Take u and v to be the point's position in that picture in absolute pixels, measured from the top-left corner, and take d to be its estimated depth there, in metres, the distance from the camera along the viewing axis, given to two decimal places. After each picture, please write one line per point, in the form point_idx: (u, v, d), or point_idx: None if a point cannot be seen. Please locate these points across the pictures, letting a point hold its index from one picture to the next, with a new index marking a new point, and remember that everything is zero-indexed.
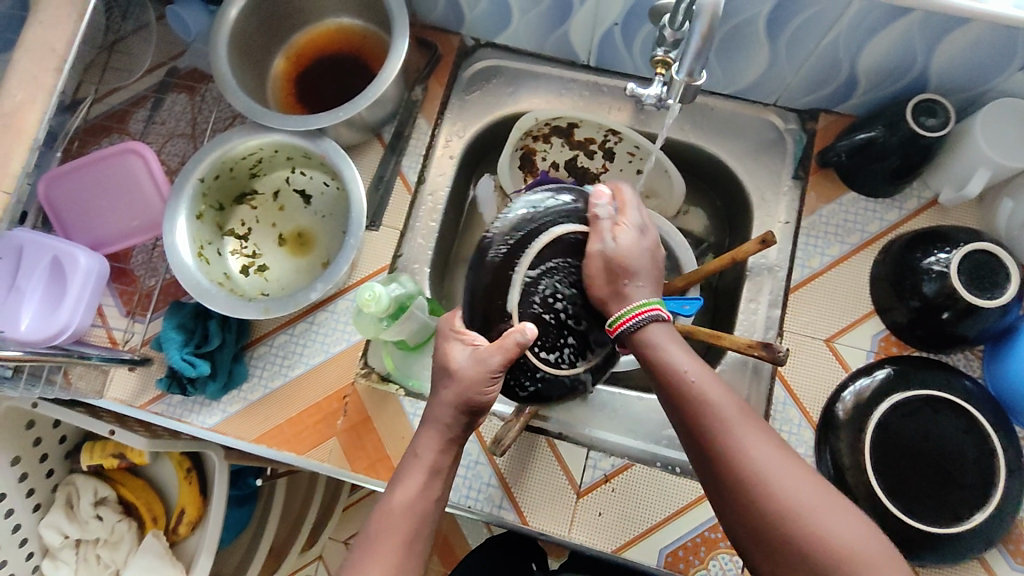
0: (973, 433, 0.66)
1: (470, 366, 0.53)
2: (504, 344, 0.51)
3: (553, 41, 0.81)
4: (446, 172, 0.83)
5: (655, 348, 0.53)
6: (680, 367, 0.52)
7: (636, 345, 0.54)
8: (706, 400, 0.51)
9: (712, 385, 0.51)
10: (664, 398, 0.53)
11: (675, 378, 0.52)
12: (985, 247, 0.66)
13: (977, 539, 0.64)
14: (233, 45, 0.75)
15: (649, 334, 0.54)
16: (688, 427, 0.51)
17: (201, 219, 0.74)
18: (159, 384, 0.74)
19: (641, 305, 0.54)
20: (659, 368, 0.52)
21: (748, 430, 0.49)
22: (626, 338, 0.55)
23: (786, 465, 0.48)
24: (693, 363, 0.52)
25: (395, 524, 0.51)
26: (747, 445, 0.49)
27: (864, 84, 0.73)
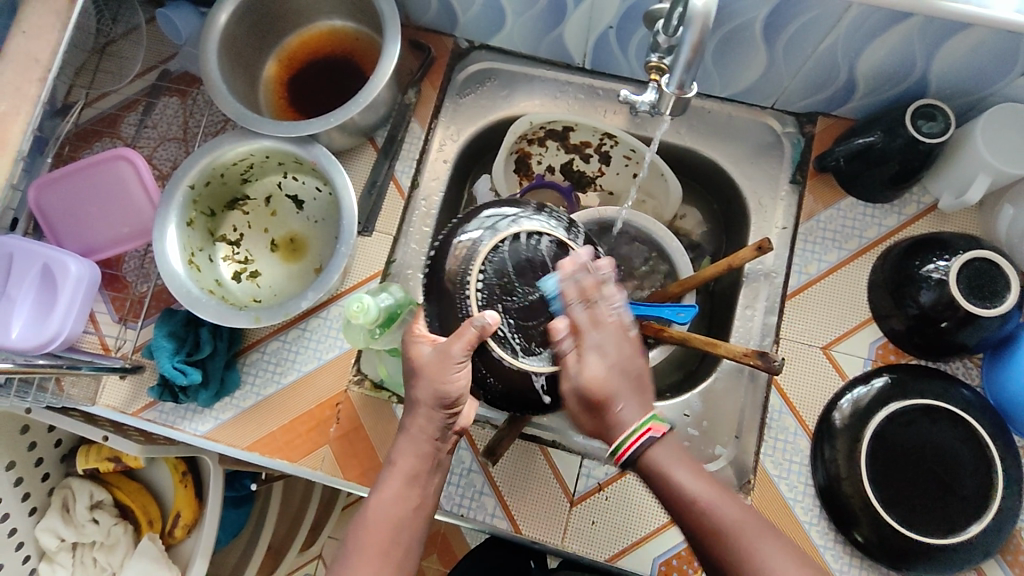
0: (971, 443, 0.66)
1: (434, 359, 0.53)
2: (470, 336, 0.52)
3: (547, 43, 0.80)
4: (439, 176, 0.82)
5: (661, 473, 0.51)
6: (689, 494, 0.50)
7: (642, 471, 0.52)
8: (723, 531, 0.48)
9: (725, 506, 0.49)
10: (682, 529, 0.50)
11: (688, 504, 0.50)
12: (985, 255, 0.65)
13: (974, 550, 0.64)
14: (223, 49, 0.74)
15: (653, 458, 0.51)
16: (711, 561, 0.49)
17: (192, 226, 0.73)
18: (151, 392, 0.73)
19: (639, 429, 0.51)
20: (674, 500, 0.50)
21: (772, 556, 0.47)
22: (632, 465, 0.52)
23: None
24: (705, 487, 0.50)
25: (374, 530, 0.50)
26: (772, 573, 0.46)
27: (863, 88, 0.72)
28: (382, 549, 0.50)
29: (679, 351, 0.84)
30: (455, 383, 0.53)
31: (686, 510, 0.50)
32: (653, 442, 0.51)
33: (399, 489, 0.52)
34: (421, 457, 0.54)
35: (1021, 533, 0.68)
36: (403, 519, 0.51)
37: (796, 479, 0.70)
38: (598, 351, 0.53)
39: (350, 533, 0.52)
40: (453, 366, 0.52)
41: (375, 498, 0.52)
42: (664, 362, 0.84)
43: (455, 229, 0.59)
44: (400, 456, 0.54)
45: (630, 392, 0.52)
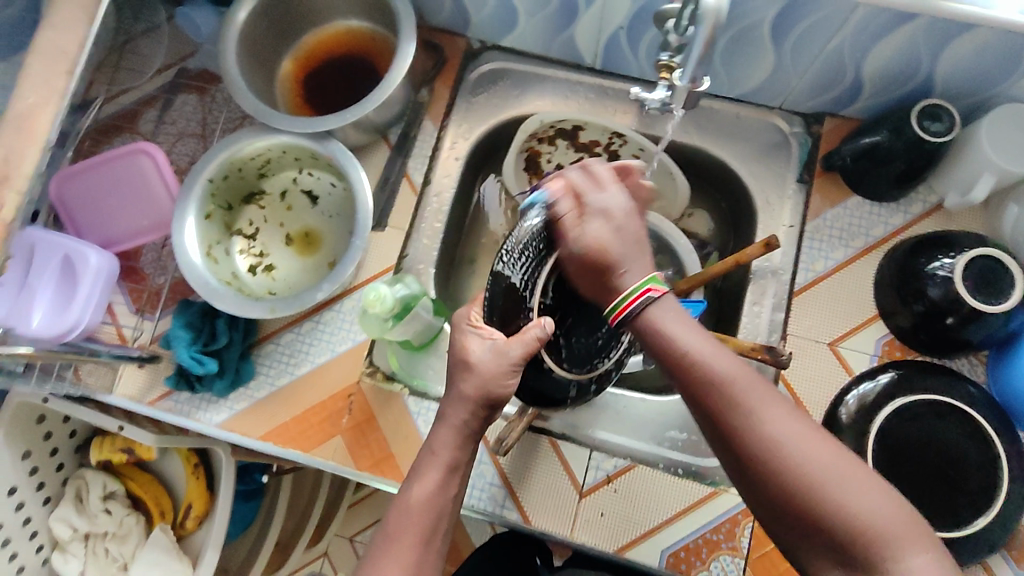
0: (975, 438, 0.67)
1: (491, 359, 0.54)
2: (527, 339, 0.55)
3: (559, 43, 0.82)
4: (451, 173, 0.83)
5: (657, 328, 0.50)
6: (686, 349, 0.48)
7: (637, 327, 0.51)
8: (718, 382, 0.47)
9: (720, 360, 0.48)
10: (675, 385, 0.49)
11: (684, 360, 0.48)
12: (990, 253, 0.66)
13: (979, 544, 0.64)
14: (242, 46, 0.76)
15: (647, 313, 0.50)
16: (705, 412, 0.48)
17: (209, 219, 0.75)
18: (167, 381, 0.75)
19: (635, 290, 0.51)
20: (668, 356, 0.49)
21: (766, 404, 0.46)
22: (626, 321, 0.51)
23: (809, 437, 0.45)
24: (701, 340, 0.49)
25: (415, 519, 0.51)
26: (765, 418, 0.46)
27: (870, 88, 0.73)
28: (421, 539, 0.51)
29: None
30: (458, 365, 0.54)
31: (683, 367, 0.48)
32: (650, 301, 0.50)
33: (439, 479, 0.53)
34: (462, 448, 0.55)
35: None
36: (443, 509, 0.53)
37: None
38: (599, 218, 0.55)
39: (387, 522, 0.52)
40: (508, 368, 0.54)
41: (415, 489, 0.53)
42: None
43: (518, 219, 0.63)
44: (441, 444, 0.54)
45: (630, 254, 0.53)
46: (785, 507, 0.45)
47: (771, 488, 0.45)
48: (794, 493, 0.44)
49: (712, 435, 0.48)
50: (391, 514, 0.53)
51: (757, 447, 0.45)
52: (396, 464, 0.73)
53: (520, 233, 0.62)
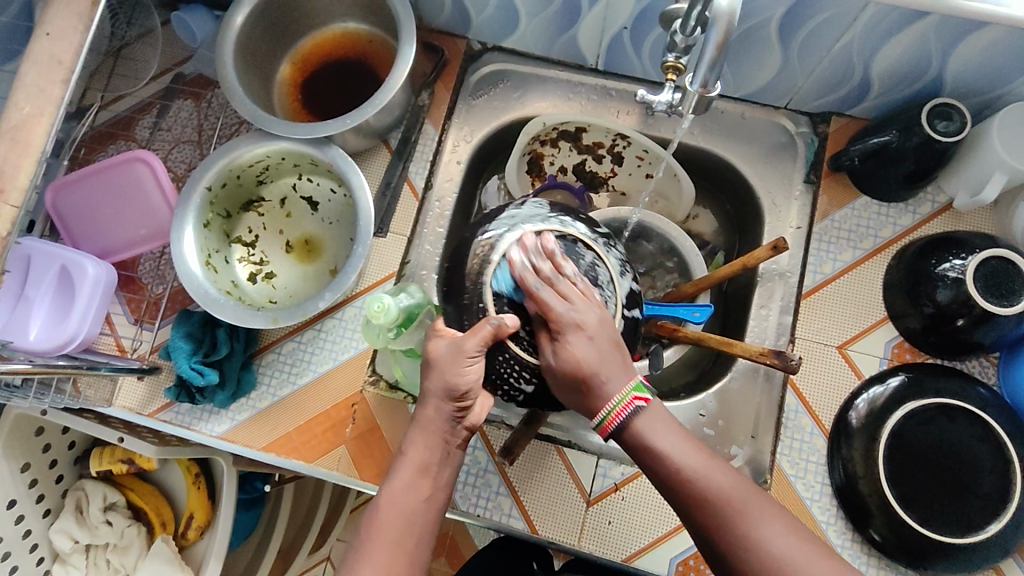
0: (988, 441, 0.66)
1: (448, 353, 0.53)
2: (486, 333, 0.52)
3: (560, 44, 0.80)
4: (453, 177, 0.82)
5: (648, 442, 0.50)
6: (678, 466, 0.49)
7: (628, 443, 0.51)
8: (710, 497, 0.47)
9: (714, 475, 0.48)
10: (669, 499, 0.50)
11: (675, 474, 0.49)
12: (1001, 253, 0.65)
13: (993, 549, 0.63)
14: (239, 51, 0.74)
15: (639, 425, 0.50)
16: (698, 527, 0.48)
17: (208, 227, 0.73)
18: (168, 393, 0.74)
19: (621, 401, 0.50)
20: (659, 470, 0.50)
21: (757, 518, 0.47)
22: (616, 434, 0.51)
23: (803, 552, 0.45)
24: (691, 456, 0.49)
25: (386, 524, 0.50)
26: (756, 532, 0.46)
27: (878, 87, 0.72)
28: (395, 541, 0.50)
29: (693, 351, 0.84)
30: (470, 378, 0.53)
31: (675, 483, 0.49)
32: (638, 410, 0.50)
33: (409, 479, 0.52)
34: (433, 448, 0.53)
35: None
36: (414, 512, 0.51)
37: (813, 479, 0.70)
38: (574, 330, 0.51)
39: (359, 531, 0.51)
40: (468, 361, 0.52)
41: (386, 492, 0.52)
42: (679, 362, 0.84)
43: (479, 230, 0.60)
44: (411, 446, 0.53)
45: (613, 367, 0.51)
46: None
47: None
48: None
49: (708, 549, 0.49)
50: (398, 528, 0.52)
51: (749, 560, 0.46)
52: None
53: (479, 245, 0.58)
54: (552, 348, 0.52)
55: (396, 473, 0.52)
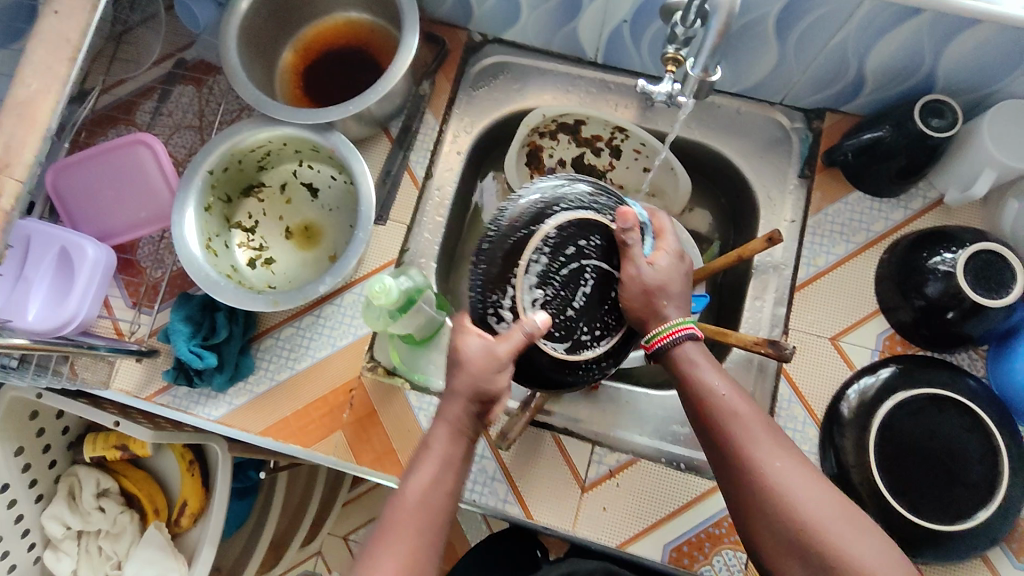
0: (976, 432, 0.67)
1: (479, 356, 0.52)
2: (517, 340, 0.52)
3: (561, 37, 0.81)
4: (453, 167, 0.83)
5: (690, 367, 0.53)
6: (713, 387, 0.52)
7: (673, 364, 0.55)
8: (738, 422, 0.50)
9: (742, 405, 0.51)
10: (700, 420, 0.53)
11: (706, 397, 0.52)
12: (990, 247, 0.67)
13: (980, 537, 0.65)
14: (242, 37, 0.75)
15: (683, 350, 0.54)
16: (719, 446, 0.51)
17: (209, 211, 0.74)
18: (166, 376, 0.74)
19: (677, 325, 0.54)
20: (694, 389, 0.53)
21: (774, 449, 0.49)
22: (661, 356, 0.55)
23: (811, 483, 0.48)
24: (726, 384, 0.52)
25: (410, 511, 0.50)
26: (767, 458, 0.49)
27: (872, 84, 0.73)
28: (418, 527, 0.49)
29: (687, 343, 0.85)
30: (493, 373, 0.52)
31: (709, 403, 0.52)
32: (687, 337, 0.54)
33: (435, 472, 0.52)
34: (429, 435, 0.55)
35: None
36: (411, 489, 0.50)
37: None
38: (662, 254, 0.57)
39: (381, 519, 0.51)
40: (498, 367, 0.52)
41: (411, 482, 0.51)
42: None
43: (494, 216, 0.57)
44: (436, 440, 0.53)
45: (685, 293, 0.57)
46: (783, 543, 0.47)
47: (767, 529, 0.47)
48: (789, 531, 0.46)
49: (722, 475, 0.51)
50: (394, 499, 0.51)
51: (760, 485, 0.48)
52: (397, 459, 0.72)
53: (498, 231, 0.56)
54: (638, 264, 0.56)
55: (418, 465, 0.52)
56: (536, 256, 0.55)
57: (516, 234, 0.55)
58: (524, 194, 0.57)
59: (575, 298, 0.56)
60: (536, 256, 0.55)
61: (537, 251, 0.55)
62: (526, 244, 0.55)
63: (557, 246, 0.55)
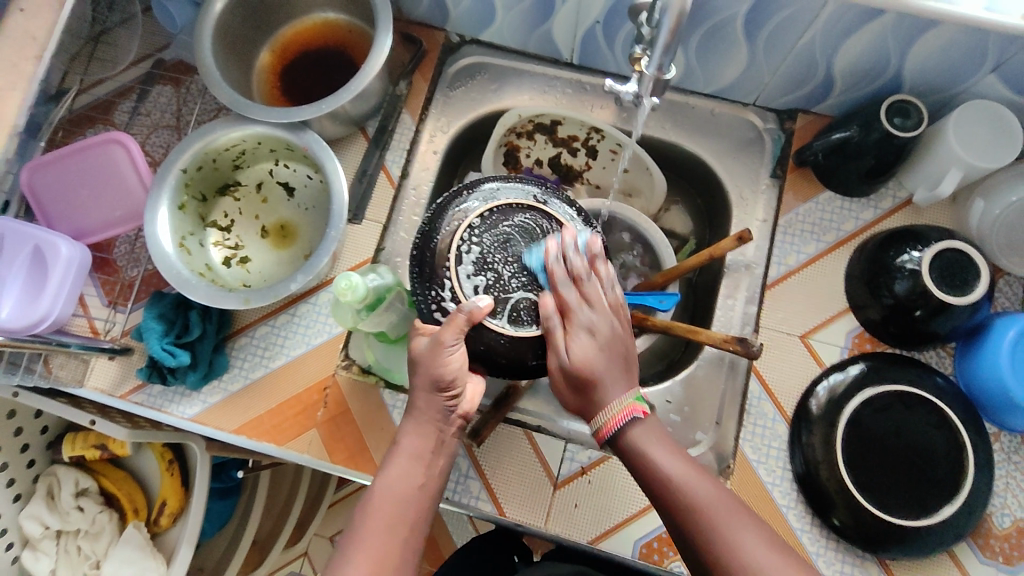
0: (943, 429, 0.67)
1: (429, 350, 0.55)
2: (459, 323, 0.55)
3: (536, 38, 0.82)
4: (429, 166, 0.83)
5: (641, 450, 0.53)
6: (667, 472, 0.51)
7: (625, 449, 0.54)
8: (697, 508, 0.49)
9: (701, 488, 0.50)
10: (661, 508, 0.52)
11: (665, 480, 0.51)
12: (956, 245, 0.67)
13: (945, 533, 0.65)
14: (218, 38, 0.76)
15: (634, 433, 0.53)
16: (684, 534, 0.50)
17: (183, 210, 0.74)
18: (139, 374, 0.74)
19: (622, 406, 0.53)
20: (652, 475, 0.52)
21: (737, 525, 0.48)
22: (612, 441, 0.54)
23: (783, 563, 0.46)
24: (681, 466, 0.51)
25: (383, 506, 0.52)
26: (733, 538, 0.48)
27: (841, 85, 0.74)
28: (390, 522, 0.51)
29: (662, 342, 0.86)
30: (451, 363, 0.55)
31: (664, 490, 0.51)
32: (636, 417, 0.53)
33: (406, 466, 0.54)
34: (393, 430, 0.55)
35: (992, 517, 0.69)
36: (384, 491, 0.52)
37: (775, 464, 0.72)
38: (583, 328, 0.55)
39: (355, 517, 0.52)
40: (446, 352, 0.54)
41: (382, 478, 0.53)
42: (649, 352, 0.86)
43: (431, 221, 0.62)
44: (405, 437, 0.56)
45: (619, 373, 0.54)
46: None
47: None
48: None
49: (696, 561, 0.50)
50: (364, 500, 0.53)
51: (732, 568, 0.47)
52: (371, 457, 0.72)
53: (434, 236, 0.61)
54: (559, 352, 0.55)
55: (390, 463, 0.54)
56: (463, 245, 0.59)
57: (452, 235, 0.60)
58: (466, 200, 0.62)
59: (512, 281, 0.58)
60: (462, 245, 0.59)
61: (463, 241, 0.59)
62: (452, 236, 0.60)
63: (482, 233, 0.60)
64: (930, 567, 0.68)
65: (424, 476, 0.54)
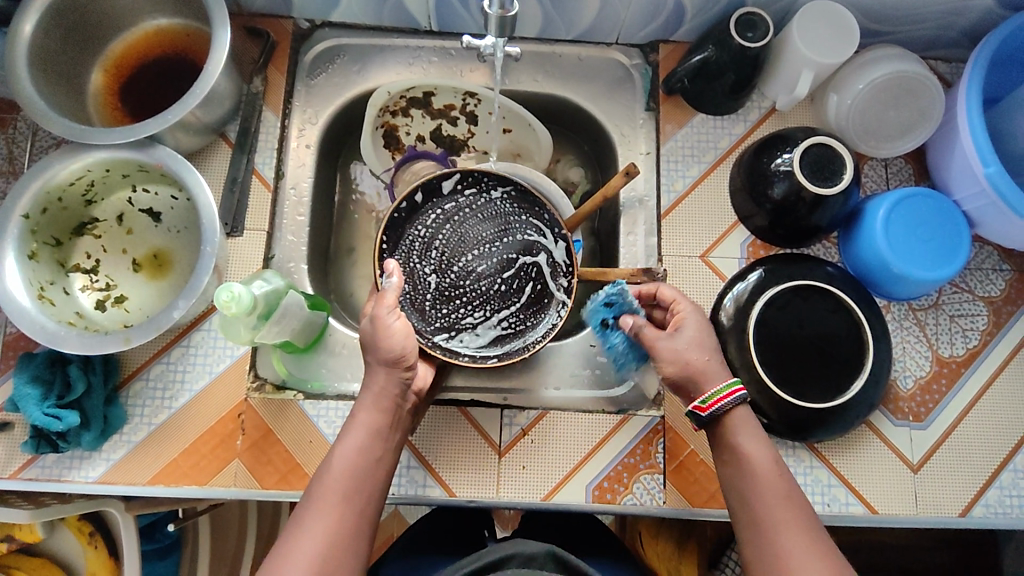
0: (840, 311, 0.72)
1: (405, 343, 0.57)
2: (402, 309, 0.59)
3: (389, 10, 0.79)
4: (305, 162, 0.79)
5: (736, 437, 0.57)
6: (750, 468, 0.56)
7: (724, 427, 0.58)
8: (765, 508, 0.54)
9: (769, 485, 0.55)
10: (730, 487, 0.57)
11: (745, 468, 0.56)
12: (820, 140, 0.71)
13: (859, 406, 0.70)
14: (35, 62, 0.68)
15: (737, 417, 0.57)
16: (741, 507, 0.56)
17: (35, 258, 0.67)
18: (25, 447, 0.66)
19: (729, 386, 0.57)
20: (735, 465, 0.57)
21: (787, 531, 0.53)
22: (709, 420, 0.58)
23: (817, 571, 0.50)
24: (764, 462, 0.56)
25: (334, 482, 0.54)
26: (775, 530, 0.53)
27: (692, 9, 0.76)
28: (344, 496, 0.53)
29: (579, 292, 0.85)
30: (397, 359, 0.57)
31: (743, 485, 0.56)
32: (737, 402, 0.57)
33: (363, 441, 0.56)
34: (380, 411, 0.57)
35: (897, 382, 0.74)
36: (362, 470, 0.55)
37: None
38: (684, 321, 0.62)
39: (311, 485, 0.55)
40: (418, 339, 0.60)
41: (340, 451, 0.55)
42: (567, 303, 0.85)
43: (539, 259, 0.75)
44: (362, 410, 0.57)
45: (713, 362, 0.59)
46: None
47: None
48: None
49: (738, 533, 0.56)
50: (322, 471, 0.55)
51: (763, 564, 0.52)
52: (304, 473, 0.69)
53: (529, 271, 0.75)
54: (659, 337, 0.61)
55: (346, 433, 0.56)
56: (501, 278, 0.75)
57: (519, 273, 0.75)
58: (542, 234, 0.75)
59: (448, 257, 0.75)
60: (500, 279, 0.75)
61: (499, 271, 0.75)
62: (510, 272, 0.75)
63: (507, 261, 0.75)
64: (853, 441, 0.72)
65: (382, 449, 0.57)
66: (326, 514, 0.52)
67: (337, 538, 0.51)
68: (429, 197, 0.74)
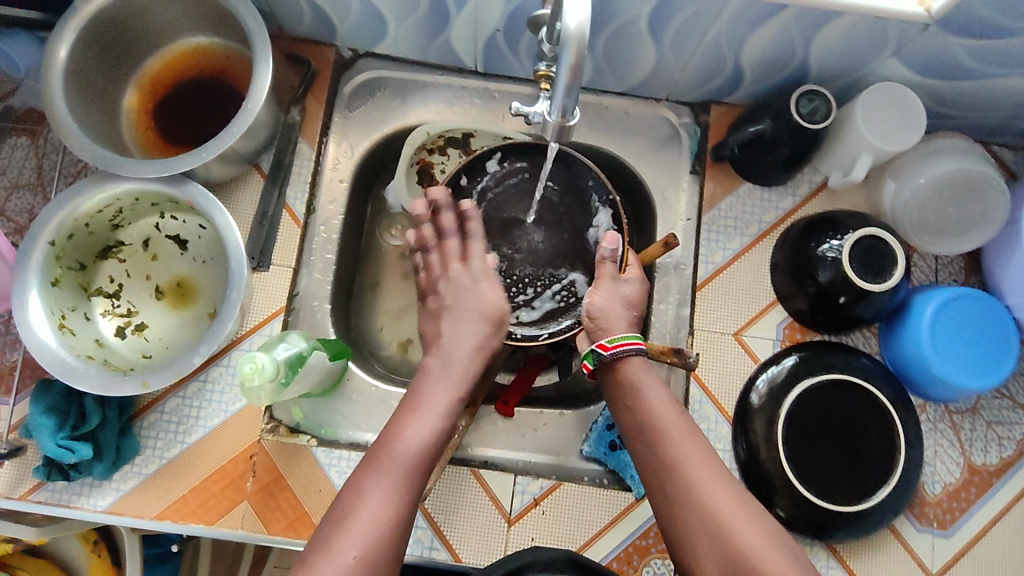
0: (875, 410, 0.69)
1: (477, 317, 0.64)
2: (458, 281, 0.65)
3: (435, 49, 0.76)
4: (337, 198, 0.77)
5: (633, 387, 0.60)
6: (659, 421, 0.57)
7: (618, 377, 0.61)
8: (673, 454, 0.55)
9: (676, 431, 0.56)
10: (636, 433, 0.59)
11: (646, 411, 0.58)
12: (874, 232, 0.68)
13: (883, 511, 0.68)
14: (71, 82, 0.66)
15: (628, 368, 0.60)
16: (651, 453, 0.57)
17: (58, 285, 0.66)
18: (36, 473, 0.66)
19: (625, 337, 0.61)
20: (642, 416, 0.58)
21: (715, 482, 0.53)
22: (608, 372, 0.62)
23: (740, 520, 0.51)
24: (666, 412, 0.57)
25: (401, 448, 0.54)
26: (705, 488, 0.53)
27: (751, 76, 0.73)
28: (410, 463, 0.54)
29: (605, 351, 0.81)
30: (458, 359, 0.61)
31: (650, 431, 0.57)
32: (636, 352, 0.61)
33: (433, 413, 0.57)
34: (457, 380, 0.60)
35: (924, 486, 0.72)
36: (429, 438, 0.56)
37: None
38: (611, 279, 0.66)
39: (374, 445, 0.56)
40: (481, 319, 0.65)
41: (409, 418, 0.56)
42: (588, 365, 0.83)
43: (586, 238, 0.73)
44: (432, 384, 0.59)
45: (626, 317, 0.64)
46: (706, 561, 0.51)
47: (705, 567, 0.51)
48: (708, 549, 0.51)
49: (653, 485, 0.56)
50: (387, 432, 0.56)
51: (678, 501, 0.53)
52: (312, 523, 0.68)
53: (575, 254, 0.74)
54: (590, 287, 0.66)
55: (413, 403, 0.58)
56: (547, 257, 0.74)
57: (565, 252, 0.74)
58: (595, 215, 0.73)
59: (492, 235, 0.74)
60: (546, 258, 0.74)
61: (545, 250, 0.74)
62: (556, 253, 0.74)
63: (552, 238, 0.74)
64: (874, 543, 0.70)
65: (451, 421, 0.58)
66: (390, 474, 0.53)
67: (399, 496, 0.52)
68: (473, 177, 0.74)
